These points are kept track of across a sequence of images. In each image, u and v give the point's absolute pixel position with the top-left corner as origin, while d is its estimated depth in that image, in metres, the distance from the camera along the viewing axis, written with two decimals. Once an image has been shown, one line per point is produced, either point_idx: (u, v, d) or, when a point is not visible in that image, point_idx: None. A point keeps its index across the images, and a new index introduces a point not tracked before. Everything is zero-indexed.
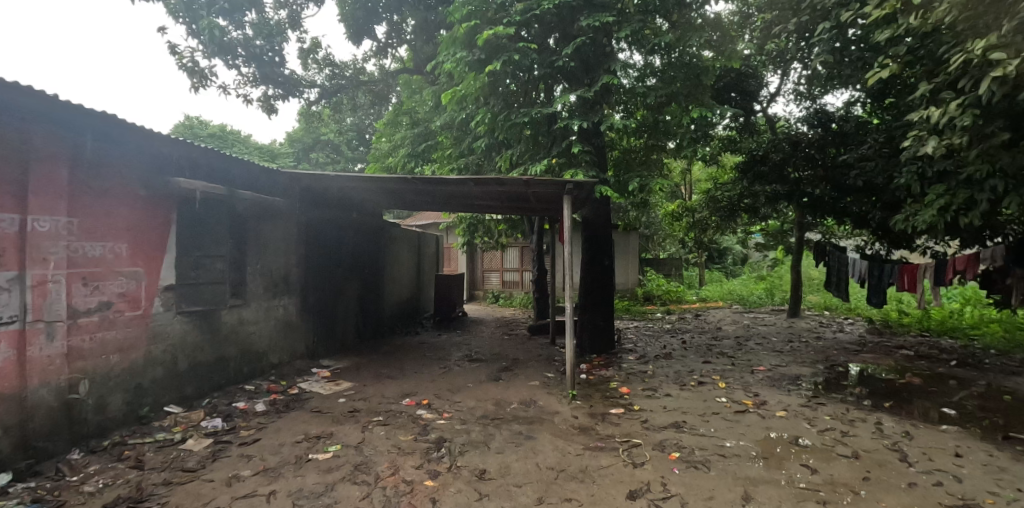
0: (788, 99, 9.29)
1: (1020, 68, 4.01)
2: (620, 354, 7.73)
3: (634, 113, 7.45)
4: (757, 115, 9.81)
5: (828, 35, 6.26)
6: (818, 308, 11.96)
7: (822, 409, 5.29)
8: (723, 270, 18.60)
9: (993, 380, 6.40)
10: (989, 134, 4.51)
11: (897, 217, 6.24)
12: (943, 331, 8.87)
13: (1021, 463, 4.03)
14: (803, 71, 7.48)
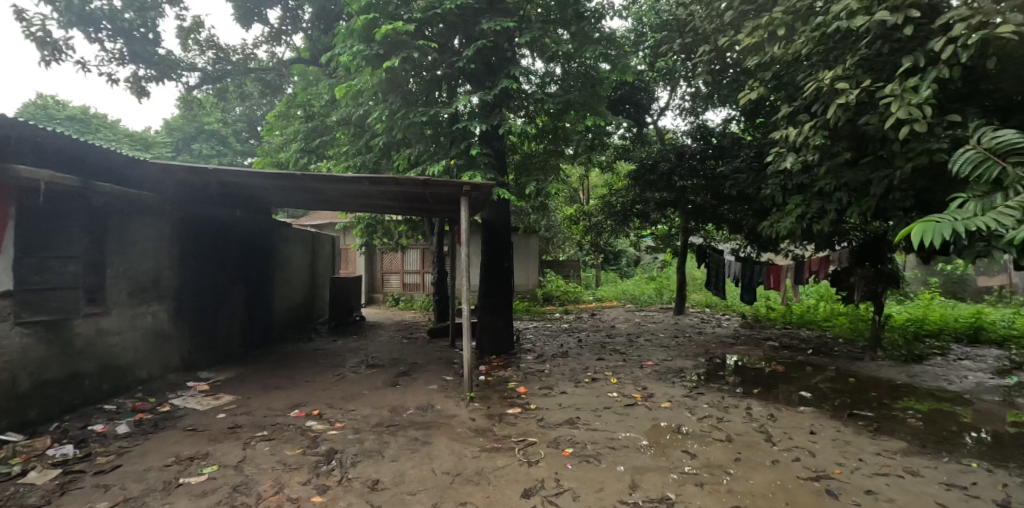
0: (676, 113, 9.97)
1: (858, 98, 4.61)
2: (519, 354, 7.88)
3: (536, 119, 7.64)
4: (649, 128, 10.46)
5: (708, 57, 6.81)
6: (700, 306, 12.94)
7: (701, 398, 5.74)
8: (618, 271, 19.58)
9: (841, 366, 7.29)
10: (836, 153, 5.13)
11: (764, 224, 6.91)
12: (802, 324, 9.96)
13: (861, 436, 4.63)
14: (689, 89, 8.07)
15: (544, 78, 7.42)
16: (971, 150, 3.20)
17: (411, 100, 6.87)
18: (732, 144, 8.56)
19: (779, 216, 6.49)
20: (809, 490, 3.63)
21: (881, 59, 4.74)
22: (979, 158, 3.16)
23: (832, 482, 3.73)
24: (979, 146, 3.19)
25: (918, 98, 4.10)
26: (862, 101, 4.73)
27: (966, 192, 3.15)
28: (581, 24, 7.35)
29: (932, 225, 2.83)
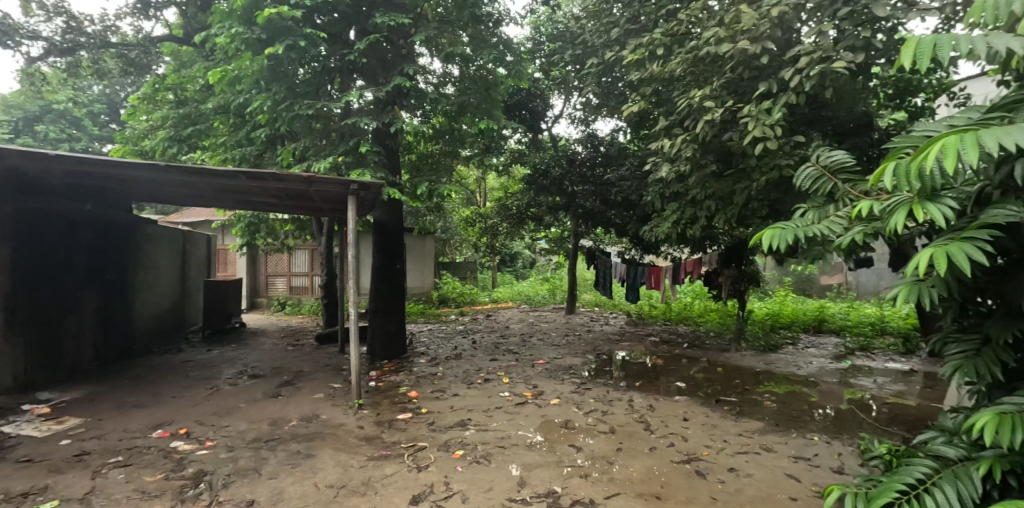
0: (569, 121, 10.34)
1: (722, 116, 5.09)
2: (412, 358, 7.77)
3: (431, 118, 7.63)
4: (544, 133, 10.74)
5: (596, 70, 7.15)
6: (590, 305, 13.53)
7: (588, 393, 6.02)
8: (514, 273, 19.96)
9: (711, 357, 7.98)
10: (704, 165, 5.60)
11: (646, 228, 7.39)
12: (679, 320, 10.78)
13: (726, 419, 5.11)
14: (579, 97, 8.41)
15: (441, 78, 7.46)
16: (812, 167, 3.62)
17: (298, 91, 6.41)
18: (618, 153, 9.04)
19: (658, 221, 6.97)
20: (680, 471, 3.92)
21: (742, 83, 5.26)
22: (817, 174, 3.58)
23: (700, 463, 4.05)
24: (818, 164, 3.61)
25: (771, 119, 4.60)
26: (726, 119, 5.22)
27: (807, 203, 3.55)
28: (480, 26, 7.34)
29: (777, 231, 3.19)
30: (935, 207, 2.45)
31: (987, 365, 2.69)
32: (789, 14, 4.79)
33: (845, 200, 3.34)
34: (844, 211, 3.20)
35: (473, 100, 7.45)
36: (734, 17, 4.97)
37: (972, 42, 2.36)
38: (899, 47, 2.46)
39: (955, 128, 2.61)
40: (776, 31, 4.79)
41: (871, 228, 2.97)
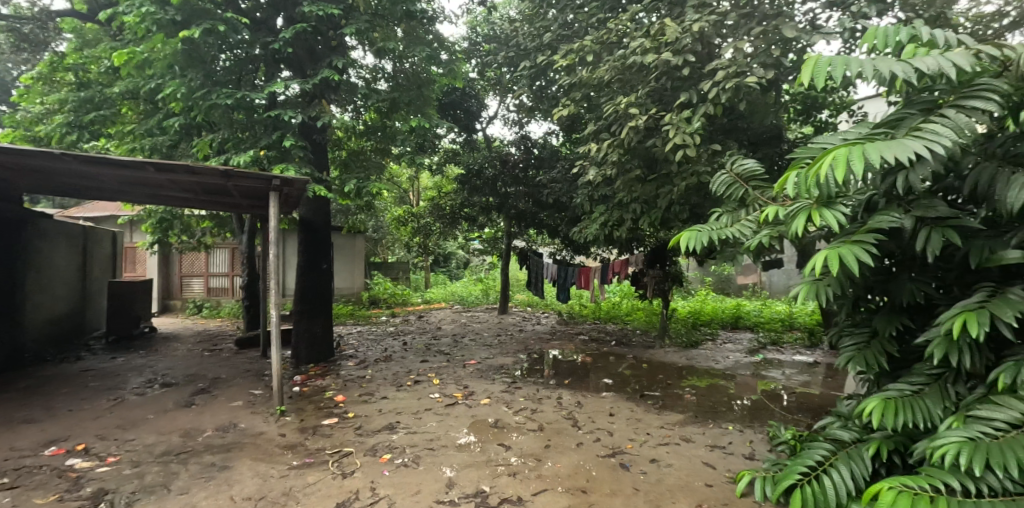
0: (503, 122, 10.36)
1: (646, 123, 5.29)
2: (340, 361, 7.55)
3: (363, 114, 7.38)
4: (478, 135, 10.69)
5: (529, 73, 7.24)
6: (523, 305, 13.67)
7: (518, 392, 6.08)
8: (447, 273, 19.83)
9: (637, 354, 8.27)
10: (629, 169, 5.79)
11: (576, 230, 7.55)
12: (607, 318, 11.09)
13: (649, 413, 5.32)
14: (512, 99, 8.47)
15: (373, 73, 7.32)
16: (726, 174, 3.82)
17: (217, 80, 6.09)
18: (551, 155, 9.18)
19: (587, 223, 7.15)
20: (605, 464, 4.03)
21: (666, 92, 5.49)
22: (731, 181, 3.78)
23: (624, 456, 4.18)
24: (731, 171, 3.82)
25: (690, 128, 4.83)
26: (650, 126, 5.44)
27: (721, 208, 3.76)
28: (416, 21, 7.19)
29: (693, 234, 3.37)
30: (831, 214, 2.67)
31: (874, 355, 2.96)
32: (709, 30, 5.06)
33: (755, 205, 3.54)
34: (754, 216, 3.41)
35: (406, 97, 7.30)
36: (658, 30, 5.18)
37: (861, 65, 2.59)
38: (800, 67, 2.67)
39: (848, 141, 2.85)
40: (697, 45, 5.04)
41: (777, 232, 3.18)
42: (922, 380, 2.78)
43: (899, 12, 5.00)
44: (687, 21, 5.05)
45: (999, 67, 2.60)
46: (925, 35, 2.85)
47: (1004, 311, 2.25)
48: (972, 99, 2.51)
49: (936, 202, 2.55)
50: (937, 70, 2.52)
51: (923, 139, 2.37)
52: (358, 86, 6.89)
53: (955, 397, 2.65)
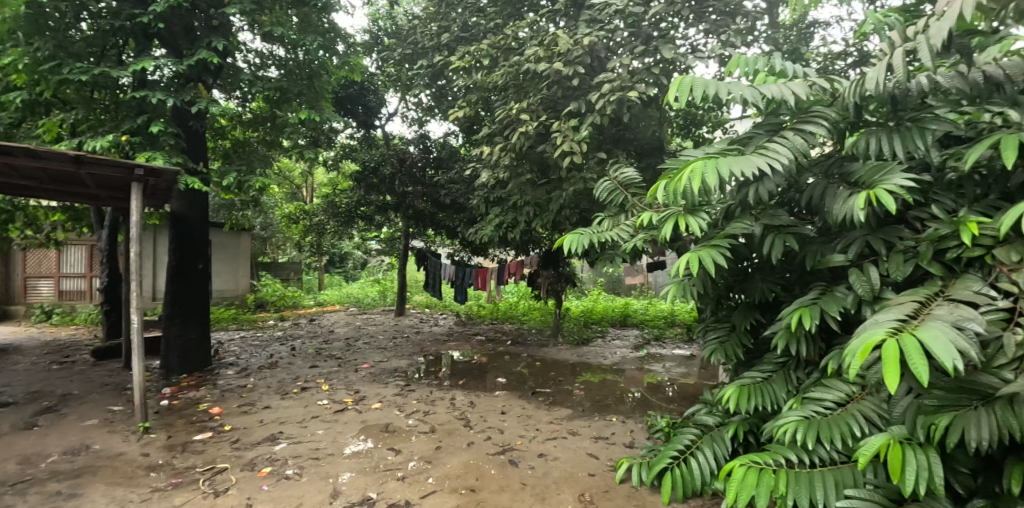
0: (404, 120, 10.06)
1: (537, 128, 5.45)
2: (217, 370, 7.01)
3: (251, 103, 7.06)
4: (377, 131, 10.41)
5: (427, 72, 7.16)
6: (421, 307, 13.50)
7: (411, 395, 5.99)
8: (343, 275, 19.09)
9: (531, 352, 8.48)
10: (521, 173, 5.91)
11: (472, 230, 7.58)
12: (504, 319, 11.25)
13: (539, 409, 5.48)
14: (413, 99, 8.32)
15: (261, 60, 6.87)
16: (609, 180, 4.03)
17: (71, 51, 5.43)
18: (450, 155, 9.16)
19: (483, 224, 7.21)
20: (494, 462, 4.10)
21: (557, 100, 5.68)
22: (612, 187, 3.99)
23: (514, 452, 4.28)
24: (614, 178, 4.03)
25: (577, 136, 5.04)
26: (541, 132, 5.60)
27: (603, 213, 3.97)
28: (311, 7, 6.71)
29: (576, 237, 3.54)
30: (694, 219, 2.92)
31: (732, 348, 3.28)
32: (598, 45, 5.32)
33: (633, 211, 3.77)
34: (631, 221, 3.64)
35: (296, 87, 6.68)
36: (551, 41, 5.36)
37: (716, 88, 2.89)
38: (669, 86, 2.98)
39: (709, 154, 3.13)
40: (587, 58, 5.27)
41: (650, 236, 3.43)
42: (771, 368, 3.13)
43: (763, 41, 5.54)
44: (578, 34, 5.28)
45: (830, 97, 3.00)
46: (776, 66, 3.22)
47: (831, 306, 2.59)
48: (808, 123, 2.87)
49: (779, 212, 2.88)
50: (781, 96, 2.86)
51: (766, 155, 2.67)
52: (243, 71, 6.53)
53: (796, 382, 3.00)
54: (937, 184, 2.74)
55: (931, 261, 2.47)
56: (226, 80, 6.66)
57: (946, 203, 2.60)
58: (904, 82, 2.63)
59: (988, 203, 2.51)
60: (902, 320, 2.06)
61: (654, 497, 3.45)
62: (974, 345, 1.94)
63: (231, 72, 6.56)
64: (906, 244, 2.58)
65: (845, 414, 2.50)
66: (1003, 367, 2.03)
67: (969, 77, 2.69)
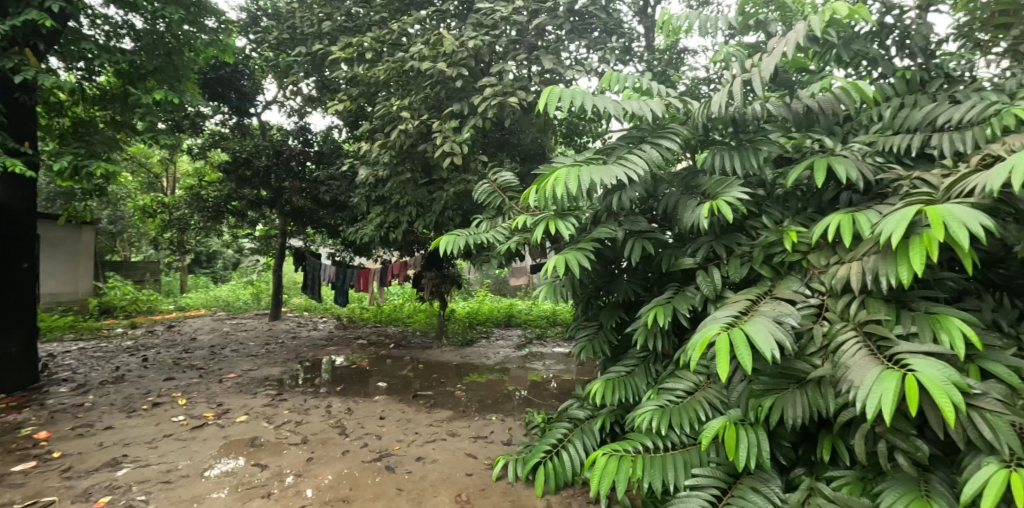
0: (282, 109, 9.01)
1: (418, 127, 5.40)
2: (47, 388, 6.12)
3: (98, 77, 6.21)
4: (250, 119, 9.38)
5: (308, 60, 6.79)
6: (298, 310, 12.76)
7: (283, 404, 5.66)
8: (211, 276, 17.50)
9: (414, 355, 8.36)
10: (401, 171, 5.81)
11: (353, 229, 7.31)
12: (388, 321, 10.98)
13: (419, 413, 5.42)
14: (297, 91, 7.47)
15: (113, 28, 6.03)
16: (487, 183, 4.10)
17: None
18: (331, 151, 8.53)
19: (364, 224, 6.99)
20: (369, 470, 4.00)
21: (440, 101, 5.65)
22: (490, 190, 4.07)
23: (391, 458, 4.21)
24: (492, 181, 4.11)
25: (459, 138, 5.07)
26: (423, 132, 5.55)
27: (481, 215, 4.06)
28: None
29: (452, 238, 3.59)
30: (563, 223, 3.10)
31: (600, 345, 3.51)
32: (484, 49, 5.38)
33: (509, 214, 3.86)
34: (506, 224, 3.75)
35: (160, 62, 6.18)
36: (436, 40, 5.33)
37: (582, 99, 3.17)
38: (540, 95, 3.24)
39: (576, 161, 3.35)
40: (471, 61, 5.31)
41: (524, 239, 3.56)
42: (633, 362, 3.38)
43: (637, 60, 5.93)
44: (463, 37, 5.30)
45: (684, 116, 3.33)
46: (642, 84, 3.51)
47: (682, 304, 2.85)
48: (664, 138, 3.18)
49: (639, 218, 3.16)
50: (639, 112, 3.16)
51: (626, 165, 2.91)
52: (87, 39, 5.77)
53: (654, 374, 3.28)
54: (769, 197, 3.12)
55: (761, 264, 2.82)
56: (63, 45, 5.68)
57: (774, 214, 2.99)
58: (742, 107, 3.00)
59: (806, 215, 2.92)
60: (735, 316, 2.33)
61: (528, 491, 3.58)
62: (789, 336, 2.24)
63: (71, 38, 5.75)
64: (743, 248, 2.93)
65: (693, 401, 2.77)
66: (812, 354, 2.36)
67: (794, 107, 3.11)
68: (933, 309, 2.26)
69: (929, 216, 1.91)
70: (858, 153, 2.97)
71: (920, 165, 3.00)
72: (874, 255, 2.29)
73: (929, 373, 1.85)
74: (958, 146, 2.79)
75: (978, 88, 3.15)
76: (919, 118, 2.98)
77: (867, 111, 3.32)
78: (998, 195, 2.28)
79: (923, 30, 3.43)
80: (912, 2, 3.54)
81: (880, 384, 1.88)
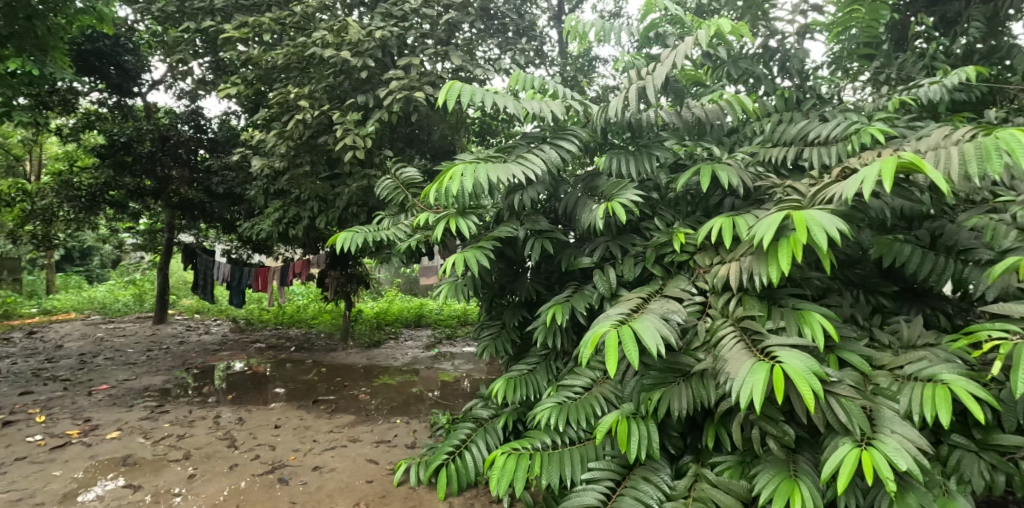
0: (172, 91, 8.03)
1: (317, 118, 5.14)
2: None
3: None
4: (133, 101, 8.25)
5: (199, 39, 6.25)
6: (188, 312, 11.77)
7: (163, 417, 5.19)
8: (86, 275, 15.70)
9: (317, 358, 7.98)
10: (300, 164, 5.52)
11: (248, 225, 6.84)
12: (290, 322, 10.41)
13: (319, 419, 5.18)
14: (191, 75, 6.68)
15: None
16: (390, 178, 4.00)
17: None
18: (226, 137, 7.79)
19: (261, 219, 6.55)
20: (260, 484, 3.77)
21: (343, 92, 5.42)
22: (393, 187, 3.97)
23: (285, 469, 3.98)
24: (396, 177, 4.00)
25: (362, 131, 4.90)
26: (324, 123, 5.30)
27: (384, 212, 3.97)
28: None
29: (350, 235, 3.48)
30: (464, 221, 3.12)
31: (502, 344, 3.54)
32: (392, 41, 5.22)
33: (412, 211, 3.83)
34: (410, 221, 3.71)
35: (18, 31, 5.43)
36: (341, 27, 5.12)
37: (482, 96, 3.19)
38: (440, 89, 3.19)
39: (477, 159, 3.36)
40: (378, 52, 5.14)
41: (425, 237, 3.50)
42: (535, 360, 3.44)
43: (549, 63, 6.00)
44: (370, 26, 5.13)
45: (585, 119, 3.43)
46: (547, 86, 3.57)
47: (579, 302, 2.94)
48: (564, 139, 3.28)
49: (539, 218, 3.22)
50: (540, 112, 3.22)
51: (524, 163, 3.03)
52: None
53: (555, 371, 3.35)
54: (662, 201, 3.29)
55: (654, 263, 2.97)
56: None
57: (666, 217, 3.16)
58: (636, 113, 3.14)
59: (694, 218, 3.10)
60: (626, 313, 2.42)
61: (430, 495, 3.52)
62: (674, 332, 2.36)
63: None
64: (637, 249, 3.07)
65: (589, 397, 2.86)
66: (696, 349, 2.51)
67: (685, 116, 3.29)
68: (799, 305, 2.48)
69: (795, 221, 2.08)
70: (741, 162, 3.19)
71: (793, 175, 3.28)
72: (750, 256, 2.47)
73: (794, 364, 2.02)
74: (824, 159, 3.08)
75: (844, 108, 3.49)
76: (794, 132, 3.25)
77: (751, 124, 3.58)
78: (854, 203, 2.53)
79: (800, 54, 3.75)
80: (792, 28, 3.87)
81: (753, 375, 2.02)
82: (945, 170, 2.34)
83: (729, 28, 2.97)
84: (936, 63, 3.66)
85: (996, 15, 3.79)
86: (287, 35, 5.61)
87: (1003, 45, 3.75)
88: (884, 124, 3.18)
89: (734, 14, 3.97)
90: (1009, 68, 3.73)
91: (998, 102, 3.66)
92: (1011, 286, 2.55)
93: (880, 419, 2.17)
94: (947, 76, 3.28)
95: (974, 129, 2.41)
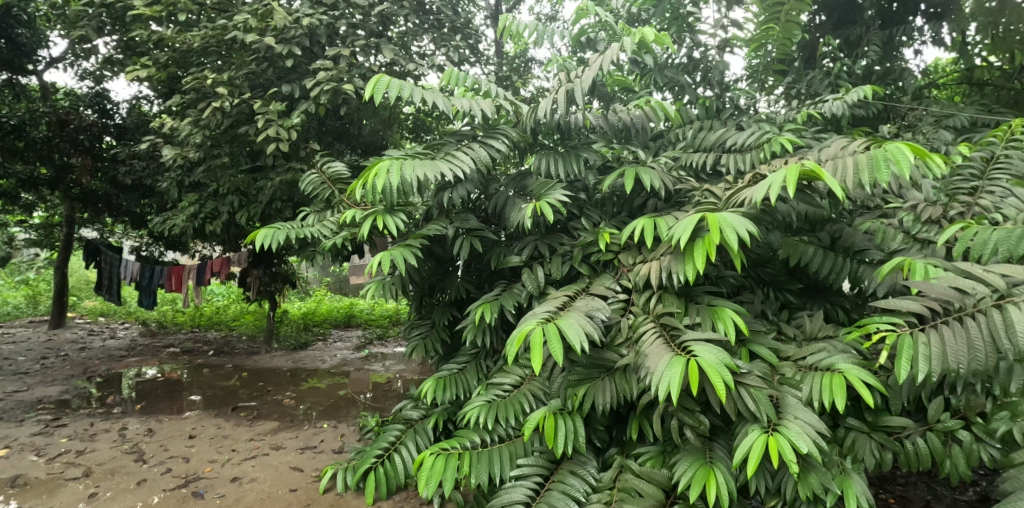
0: (72, 69, 7.29)
1: (239, 107, 4.87)
2: None
3: None
4: (24, 79, 7.44)
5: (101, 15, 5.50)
6: (90, 315, 10.77)
7: (59, 431, 4.76)
8: None
9: (238, 363, 7.57)
10: (218, 157, 5.22)
11: (157, 220, 6.36)
12: (207, 325, 9.81)
13: (239, 427, 4.92)
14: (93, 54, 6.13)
15: None
16: (316, 174, 3.87)
17: None
18: (134, 123, 7.17)
19: (174, 214, 6.11)
20: (171, 499, 3.55)
21: (266, 81, 5.17)
22: (318, 182, 3.85)
23: (200, 482, 3.77)
24: (322, 172, 3.88)
25: (287, 123, 4.70)
26: (245, 113, 5.03)
27: (309, 208, 3.81)
28: None
29: (271, 231, 3.34)
30: (392, 219, 3.09)
31: (432, 343, 3.54)
32: (320, 29, 5.03)
33: (338, 208, 3.74)
34: (335, 218, 3.63)
35: None
36: (265, 12, 4.87)
37: (411, 91, 3.15)
38: (367, 82, 3.12)
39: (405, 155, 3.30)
40: (305, 40, 4.97)
41: (351, 234, 3.42)
42: (465, 359, 3.45)
43: (485, 62, 5.98)
44: (298, 13, 4.93)
45: (514, 119, 3.47)
46: (479, 84, 3.56)
47: (508, 301, 2.99)
48: (494, 138, 3.31)
49: (468, 217, 3.25)
50: (469, 110, 3.23)
51: (451, 162, 3.04)
52: None
53: (485, 370, 3.38)
54: (589, 202, 3.39)
55: (580, 262, 3.05)
56: None
57: (592, 218, 3.27)
58: (565, 115, 3.20)
59: (619, 219, 3.23)
60: (551, 311, 2.47)
61: (357, 500, 3.45)
62: (597, 329, 2.43)
63: None
64: (564, 248, 3.15)
65: (517, 394, 2.90)
66: (619, 345, 2.61)
67: (613, 120, 3.40)
68: (714, 302, 2.62)
69: (710, 222, 2.19)
70: (664, 166, 3.32)
71: (711, 180, 3.47)
72: (669, 255, 2.58)
73: (707, 358, 2.13)
74: (739, 165, 3.25)
75: (759, 118, 3.69)
76: (712, 140, 3.44)
77: (675, 131, 3.75)
78: (763, 207, 2.70)
79: (720, 66, 3.95)
80: (713, 41, 4.09)
81: (671, 369, 2.12)
82: (840, 178, 2.54)
83: (653, 36, 3.05)
84: (840, 81, 3.95)
85: (891, 41, 4.22)
86: (205, 16, 5.27)
87: (896, 68, 4.12)
88: (792, 135, 3.42)
89: (660, 23, 4.12)
90: (902, 88, 4.08)
91: (891, 118, 4.02)
92: (897, 283, 2.81)
93: (785, 406, 2.33)
94: (848, 93, 3.55)
95: (866, 141, 2.63)
